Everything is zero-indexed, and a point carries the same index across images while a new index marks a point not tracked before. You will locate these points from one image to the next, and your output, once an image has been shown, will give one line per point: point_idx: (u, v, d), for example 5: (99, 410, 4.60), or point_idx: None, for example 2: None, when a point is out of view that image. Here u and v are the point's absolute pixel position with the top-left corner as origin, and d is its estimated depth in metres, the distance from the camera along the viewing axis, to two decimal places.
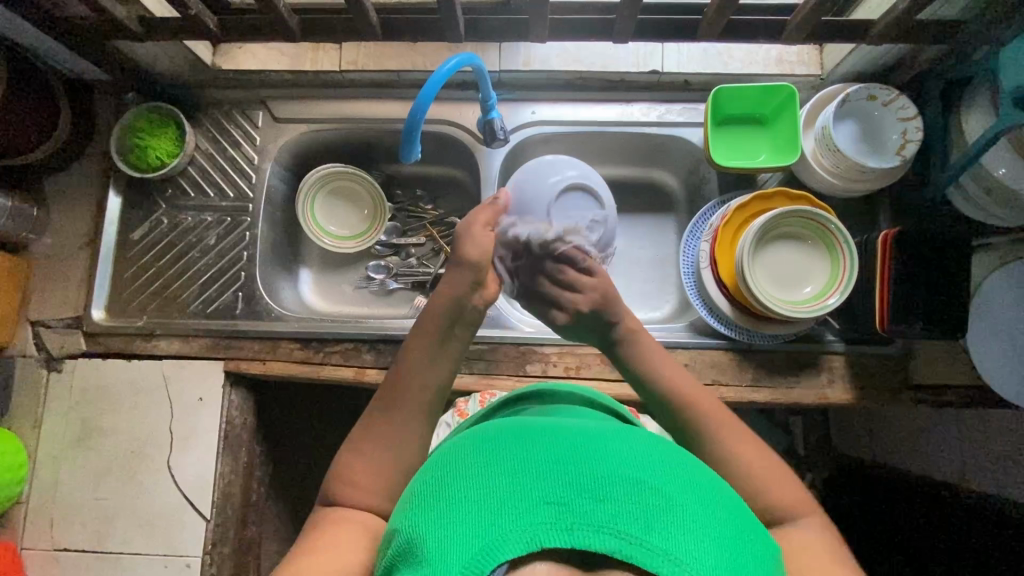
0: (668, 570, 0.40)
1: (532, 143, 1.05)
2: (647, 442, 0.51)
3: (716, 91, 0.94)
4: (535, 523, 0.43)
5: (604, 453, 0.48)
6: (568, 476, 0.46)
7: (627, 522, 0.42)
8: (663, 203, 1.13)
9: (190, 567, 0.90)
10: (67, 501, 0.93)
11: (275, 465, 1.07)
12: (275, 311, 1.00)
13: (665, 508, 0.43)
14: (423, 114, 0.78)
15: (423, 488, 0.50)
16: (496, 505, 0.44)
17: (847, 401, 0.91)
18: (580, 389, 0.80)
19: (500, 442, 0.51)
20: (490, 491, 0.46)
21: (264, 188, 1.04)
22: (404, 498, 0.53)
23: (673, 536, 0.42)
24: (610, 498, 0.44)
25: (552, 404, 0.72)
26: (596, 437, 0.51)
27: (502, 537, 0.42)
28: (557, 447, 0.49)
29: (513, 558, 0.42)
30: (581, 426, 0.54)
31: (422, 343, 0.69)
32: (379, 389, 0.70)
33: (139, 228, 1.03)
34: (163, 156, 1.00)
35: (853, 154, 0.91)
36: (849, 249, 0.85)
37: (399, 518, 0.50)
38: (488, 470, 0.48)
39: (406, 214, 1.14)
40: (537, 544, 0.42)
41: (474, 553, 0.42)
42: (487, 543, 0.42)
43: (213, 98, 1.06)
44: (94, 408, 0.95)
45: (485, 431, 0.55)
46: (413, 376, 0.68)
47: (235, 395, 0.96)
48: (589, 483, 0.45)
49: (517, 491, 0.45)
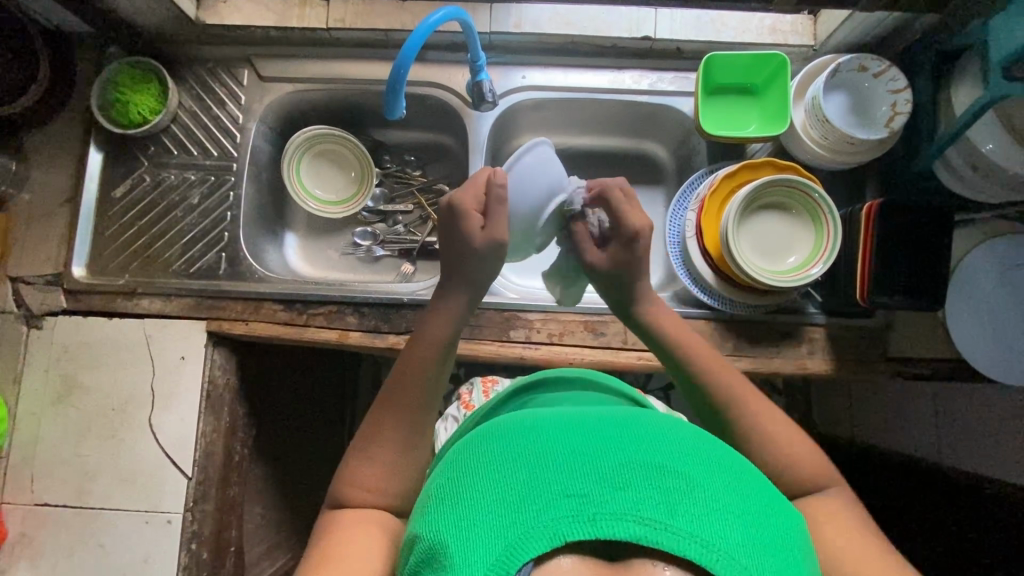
0: (696, 553, 0.41)
1: (521, 109, 1.04)
2: (658, 426, 0.52)
3: (708, 59, 0.93)
4: (557, 516, 0.43)
5: (619, 441, 0.49)
6: (585, 468, 0.46)
7: (650, 508, 0.43)
8: (651, 176, 1.13)
9: (171, 524, 0.90)
10: (49, 458, 0.92)
11: (260, 428, 1.08)
12: (259, 273, 0.99)
13: (685, 492, 0.44)
14: (407, 69, 0.77)
15: (438, 488, 0.51)
16: (515, 503, 0.45)
17: (827, 372, 0.92)
18: (579, 371, 0.82)
19: (511, 436, 0.52)
20: (508, 488, 0.46)
21: (247, 147, 1.03)
22: (421, 501, 0.53)
23: (697, 519, 0.43)
24: (629, 486, 0.44)
25: (554, 395, 0.73)
26: (608, 425, 0.52)
27: (526, 534, 0.43)
28: (568, 439, 0.50)
29: (538, 556, 0.42)
30: (590, 414, 0.55)
31: (430, 345, 0.70)
32: (373, 404, 0.70)
33: (121, 186, 1.01)
34: (146, 111, 0.98)
35: (842, 125, 0.90)
36: (833, 217, 0.85)
37: (419, 522, 0.50)
38: (503, 467, 0.48)
39: (394, 180, 1.13)
40: (561, 538, 0.42)
41: (499, 553, 0.43)
42: (512, 543, 0.43)
43: (197, 55, 1.04)
44: (75, 365, 0.94)
45: (495, 427, 0.55)
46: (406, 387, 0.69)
47: (217, 354, 0.96)
48: (606, 472, 0.46)
49: (535, 485, 0.46)
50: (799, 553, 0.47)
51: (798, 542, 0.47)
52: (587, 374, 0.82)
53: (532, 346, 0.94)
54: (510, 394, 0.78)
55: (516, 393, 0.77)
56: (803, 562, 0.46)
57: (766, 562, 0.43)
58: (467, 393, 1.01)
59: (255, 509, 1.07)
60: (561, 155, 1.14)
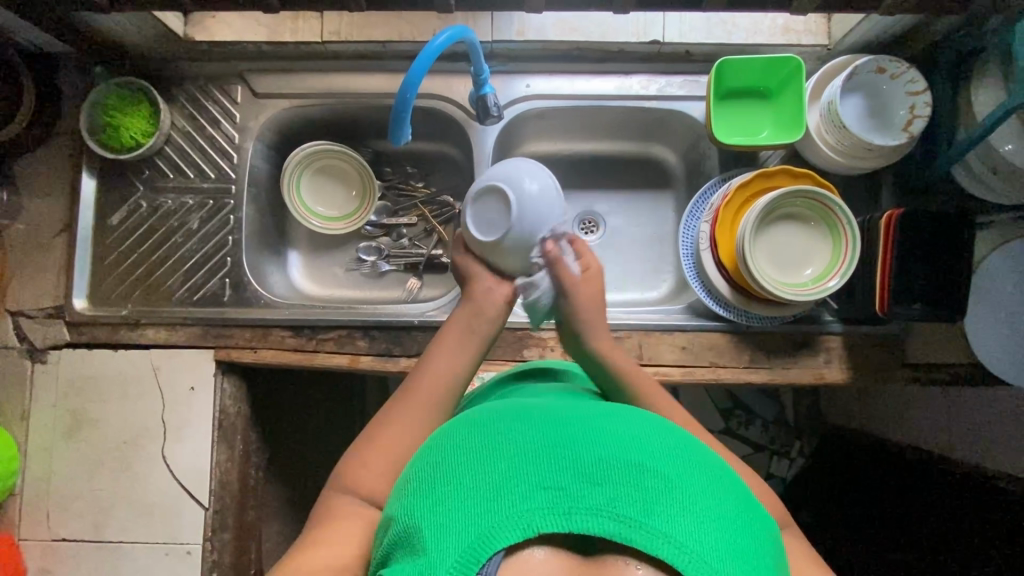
0: (667, 553, 0.40)
1: (527, 118, 1.01)
2: (640, 425, 0.51)
3: (721, 63, 0.89)
4: (531, 508, 0.42)
5: (600, 436, 0.48)
6: (565, 460, 0.45)
7: (625, 505, 0.42)
8: (661, 178, 1.10)
9: (191, 554, 0.90)
10: (64, 493, 0.92)
11: (274, 448, 1.08)
12: (264, 298, 0.97)
13: (663, 490, 0.44)
14: (413, 92, 0.74)
15: (418, 472, 0.50)
16: (492, 492, 0.44)
17: (843, 380, 0.92)
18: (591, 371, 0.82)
19: (493, 423, 0.51)
20: (487, 476, 0.45)
21: (246, 168, 0.99)
22: (399, 486, 0.52)
23: (672, 517, 0.42)
24: (606, 481, 0.44)
25: (543, 386, 0.72)
26: (591, 419, 0.51)
27: (498, 524, 0.42)
28: (548, 431, 0.49)
29: (510, 546, 0.41)
30: (576, 407, 0.54)
31: (454, 332, 0.73)
32: (405, 378, 0.72)
33: (117, 213, 0.98)
34: (137, 135, 0.95)
35: (859, 130, 0.88)
36: (851, 231, 0.83)
37: (394, 506, 0.50)
38: (484, 454, 0.47)
39: (396, 192, 1.10)
40: (533, 530, 0.42)
41: (471, 541, 0.42)
42: (484, 530, 0.42)
43: (189, 72, 1.00)
44: (83, 399, 0.93)
45: (478, 414, 0.55)
46: (440, 364, 0.71)
47: (228, 382, 0.95)
48: (586, 467, 0.45)
49: (513, 475, 0.45)
50: (775, 561, 0.46)
51: (772, 548, 0.46)
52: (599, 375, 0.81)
53: None
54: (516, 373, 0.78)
55: (501, 382, 0.77)
56: (774, 568, 0.45)
57: (738, 569, 0.41)
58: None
59: (273, 527, 1.08)
60: (568, 162, 1.11)
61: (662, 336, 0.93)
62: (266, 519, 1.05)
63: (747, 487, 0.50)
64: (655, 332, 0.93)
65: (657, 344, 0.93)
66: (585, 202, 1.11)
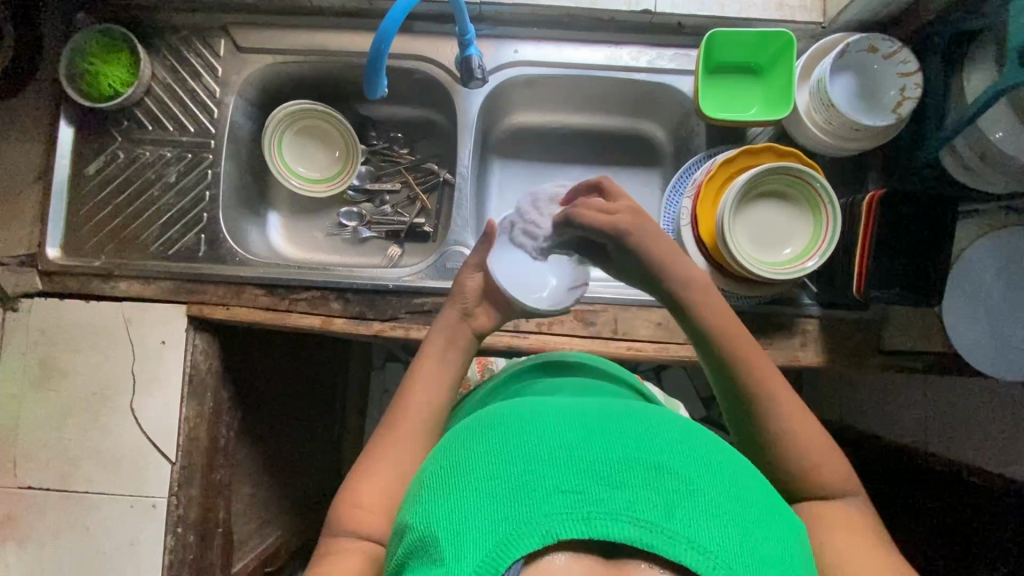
0: (691, 559, 0.40)
1: (514, 85, 1.00)
2: (660, 422, 0.50)
3: (710, 35, 0.88)
4: (550, 513, 0.41)
5: (619, 437, 0.47)
6: (583, 462, 0.44)
7: (646, 509, 0.41)
8: (650, 156, 1.09)
9: (156, 508, 0.90)
10: (31, 442, 0.91)
11: (247, 410, 1.07)
12: (240, 255, 0.96)
13: (684, 494, 0.43)
14: (389, 43, 0.73)
15: (432, 477, 0.49)
16: (509, 498, 0.43)
17: (818, 364, 0.91)
18: (576, 356, 0.83)
19: (507, 424, 0.50)
20: (504, 480, 0.44)
21: (226, 123, 0.98)
22: (412, 491, 0.51)
23: (695, 522, 0.41)
24: (627, 484, 0.43)
25: (556, 382, 0.72)
26: (609, 419, 0.50)
27: (517, 531, 0.41)
28: (565, 431, 0.47)
29: (529, 553, 0.41)
30: (590, 406, 0.53)
31: (428, 363, 0.73)
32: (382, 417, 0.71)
33: (94, 162, 0.97)
34: (116, 84, 0.94)
35: (848, 110, 0.86)
36: (833, 210, 0.82)
37: (408, 512, 0.49)
38: (499, 458, 0.46)
39: (381, 158, 1.09)
40: (554, 537, 0.41)
41: (489, 551, 0.41)
42: (504, 538, 0.41)
43: (170, 22, 0.98)
44: (53, 348, 0.92)
45: (491, 415, 0.53)
46: (416, 394, 0.71)
47: (200, 338, 0.94)
48: (604, 470, 0.44)
49: (530, 479, 0.44)
50: (801, 566, 0.45)
51: (796, 548, 0.46)
52: (587, 359, 0.82)
53: (520, 334, 0.92)
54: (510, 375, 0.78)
55: (502, 385, 0.76)
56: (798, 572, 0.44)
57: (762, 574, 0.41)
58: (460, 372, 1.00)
59: (243, 489, 1.08)
60: (555, 135, 1.10)
61: (638, 310, 0.93)
62: (235, 480, 1.05)
63: (769, 486, 0.49)
64: (631, 307, 0.93)
65: (632, 318, 0.93)
66: (571, 177, 1.09)
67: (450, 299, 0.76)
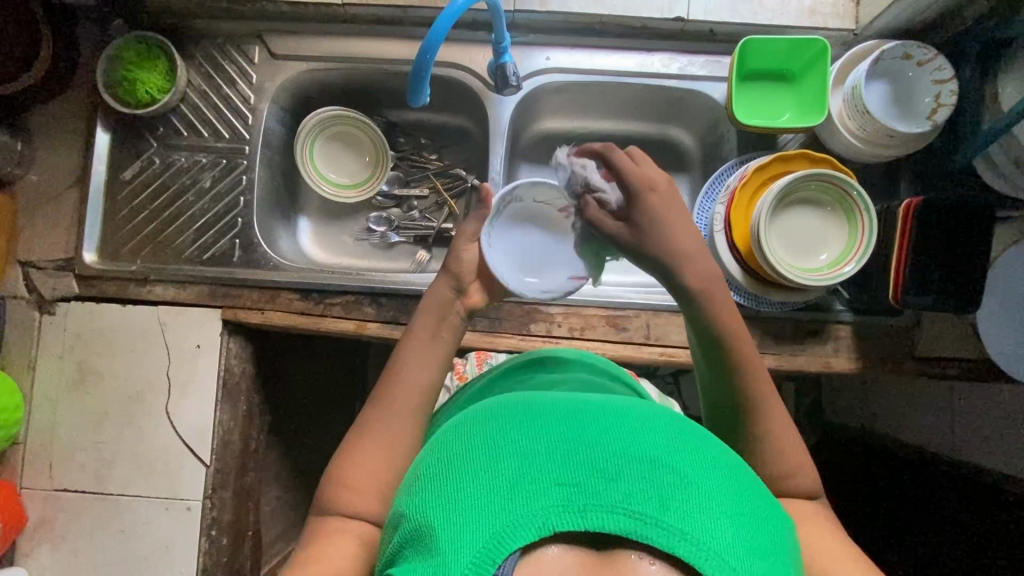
0: (685, 551, 0.39)
1: (545, 92, 1.00)
2: (657, 417, 0.50)
3: (744, 42, 0.89)
4: (546, 506, 0.41)
5: (615, 431, 0.46)
6: (580, 455, 0.44)
7: (642, 503, 0.41)
8: (675, 162, 1.09)
9: (191, 511, 0.90)
10: (67, 444, 0.92)
11: (274, 413, 1.08)
12: (273, 260, 0.97)
13: (681, 487, 0.42)
14: (433, 53, 0.73)
15: (430, 469, 0.48)
16: (506, 489, 0.43)
17: (850, 370, 0.91)
18: (575, 351, 0.81)
19: (502, 417, 0.50)
20: (500, 472, 0.44)
21: (261, 130, 0.99)
22: (407, 483, 0.51)
23: (690, 516, 0.41)
24: (623, 477, 0.42)
25: (551, 377, 0.71)
26: (604, 412, 0.50)
27: (513, 522, 0.41)
28: (562, 424, 0.47)
29: (525, 545, 0.40)
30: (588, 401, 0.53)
31: (417, 337, 0.72)
32: (373, 390, 0.70)
33: (130, 167, 0.98)
34: (153, 91, 0.95)
35: (882, 117, 0.86)
36: (869, 216, 0.83)
37: (404, 503, 0.48)
38: (498, 451, 0.46)
39: (409, 163, 1.10)
40: (549, 529, 0.40)
41: (484, 541, 0.40)
42: (499, 529, 0.41)
43: (207, 30, 0.99)
44: (90, 351, 0.93)
45: (488, 408, 0.53)
46: (408, 369, 0.70)
47: (234, 343, 0.95)
48: (601, 463, 0.43)
49: (528, 471, 0.43)
50: (791, 562, 0.44)
51: (787, 544, 0.45)
52: (586, 355, 0.81)
53: (552, 340, 0.93)
54: (508, 368, 0.77)
55: (500, 377, 0.76)
56: (791, 565, 0.44)
57: (754, 566, 0.40)
58: (461, 365, 0.96)
59: (271, 492, 1.08)
60: (582, 140, 1.10)
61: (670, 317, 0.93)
62: (264, 484, 1.06)
63: (761, 482, 0.49)
64: (664, 313, 0.93)
65: (666, 324, 0.92)
66: None
67: (443, 272, 0.74)
